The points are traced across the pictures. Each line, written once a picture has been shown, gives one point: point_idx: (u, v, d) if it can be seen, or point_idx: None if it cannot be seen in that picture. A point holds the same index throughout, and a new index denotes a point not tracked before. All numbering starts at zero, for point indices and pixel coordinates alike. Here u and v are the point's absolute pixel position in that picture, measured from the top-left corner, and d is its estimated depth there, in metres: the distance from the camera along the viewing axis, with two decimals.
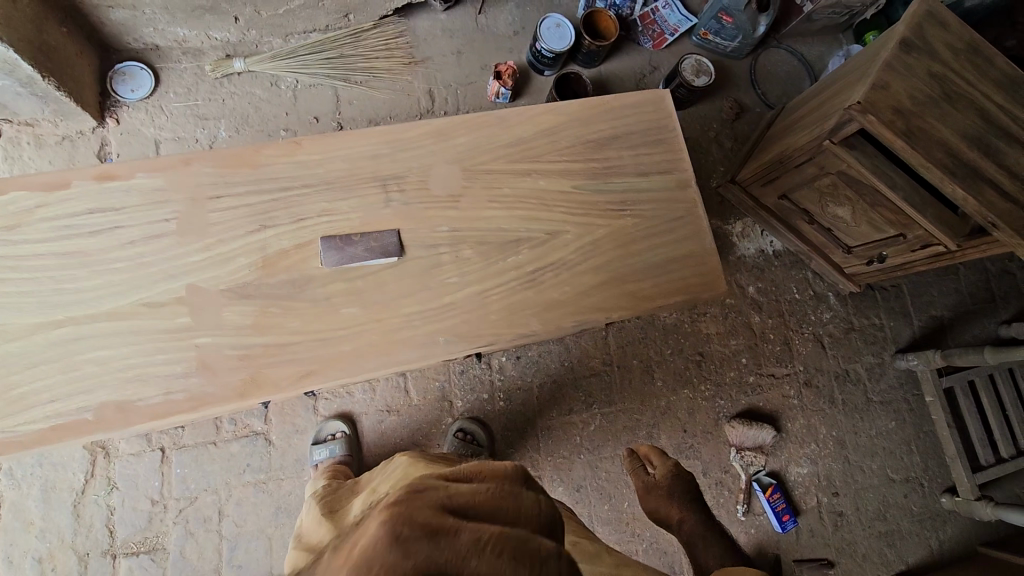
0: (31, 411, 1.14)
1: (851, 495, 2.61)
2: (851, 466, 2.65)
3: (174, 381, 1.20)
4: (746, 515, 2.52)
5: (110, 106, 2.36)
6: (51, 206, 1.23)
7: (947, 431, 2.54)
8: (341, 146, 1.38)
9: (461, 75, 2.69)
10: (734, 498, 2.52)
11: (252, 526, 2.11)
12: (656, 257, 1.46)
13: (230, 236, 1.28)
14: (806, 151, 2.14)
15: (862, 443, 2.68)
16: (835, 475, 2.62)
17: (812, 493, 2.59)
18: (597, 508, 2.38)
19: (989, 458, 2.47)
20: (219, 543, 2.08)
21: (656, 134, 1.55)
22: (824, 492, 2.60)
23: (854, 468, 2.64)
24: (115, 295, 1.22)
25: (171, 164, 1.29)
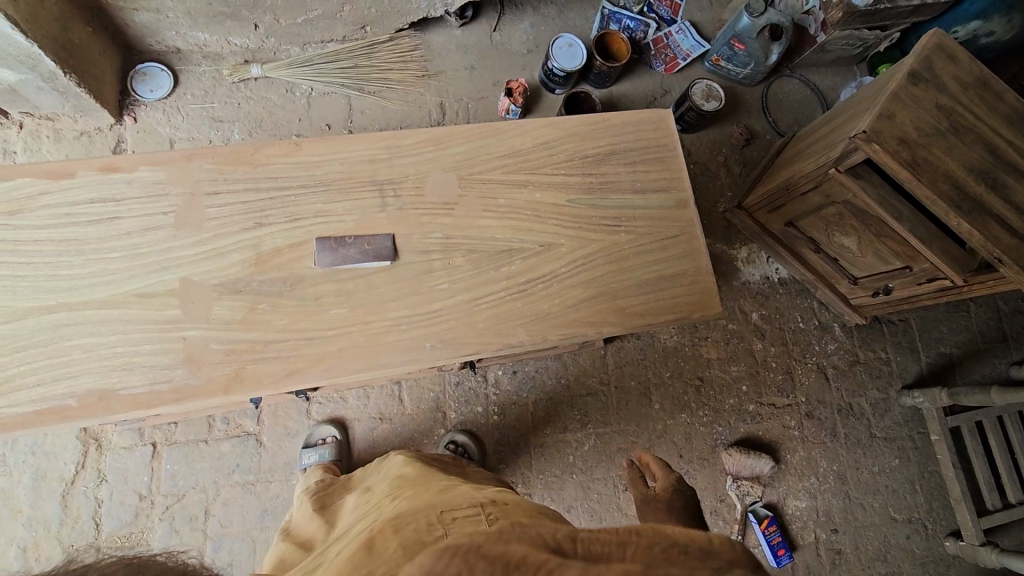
0: (16, 394, 1.15)
1: (851, 532, 2.53)
2: (852, 502, 2.57)
3: (159, 372, 1.20)
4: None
5: (129, 105, 2.43)
6: (53, 194, 1.26)
7: (953, 471, 2.46)
8: (341, 149, 1.40)
9: (473, 90, 2.73)
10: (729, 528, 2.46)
11: (237, 527, 2.10)
12: (648, 275, 1.45)
13: (225, 231, 1.30)
14: (812, 179, 2.13)
15: (864, 478, 2.60)
16: (834, 511, 2.55)
17: (810, 528, 2.52)
18: None
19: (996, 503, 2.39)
20: (203, 543, 2.07)
21: (655, 153, 1.55)
22: (822, 528, 2.52)
23: (855, 505, 2.57)
24: (108, 284, 1.23)
25: (173, 159, 1.32)
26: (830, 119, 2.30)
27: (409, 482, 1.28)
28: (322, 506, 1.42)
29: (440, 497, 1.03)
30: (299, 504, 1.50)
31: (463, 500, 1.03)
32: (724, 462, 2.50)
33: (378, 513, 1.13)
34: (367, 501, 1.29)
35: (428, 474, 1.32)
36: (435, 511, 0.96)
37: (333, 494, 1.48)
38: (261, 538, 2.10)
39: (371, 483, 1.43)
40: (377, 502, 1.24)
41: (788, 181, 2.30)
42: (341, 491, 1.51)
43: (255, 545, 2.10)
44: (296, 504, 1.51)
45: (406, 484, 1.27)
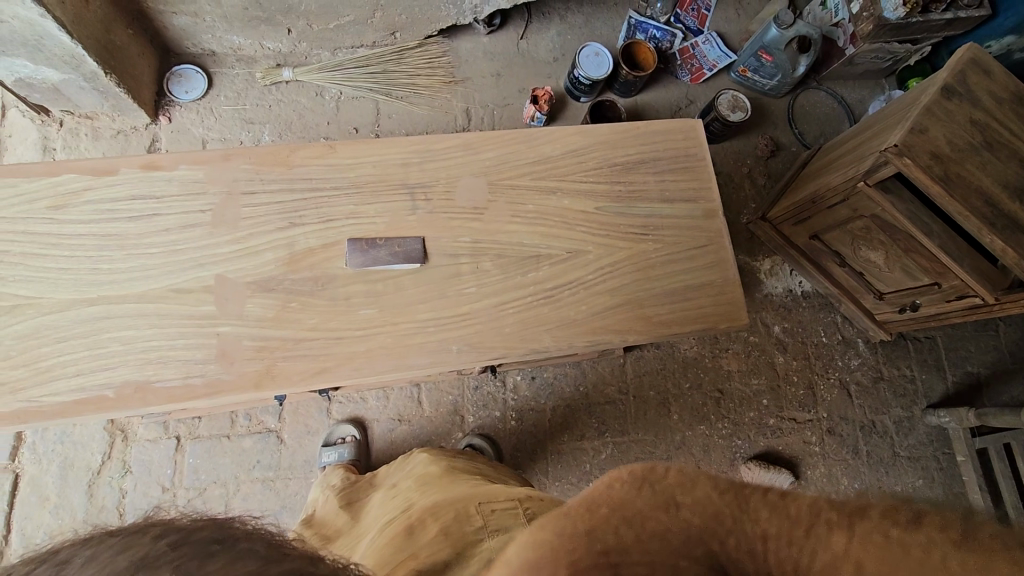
0: (56, 382, 1.18)
1: None
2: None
3: (193, 366, 1.23)
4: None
5: (164, 106, 2.49)
6: (96, 189, 1.30)
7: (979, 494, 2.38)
8: (373, 153, 1.42)
9: (498, 97, 2.75)
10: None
11: None
12: (675, 283, 1.45)
13: (260, 230, 1.33)
14: (840, 192, 2.11)
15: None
16: None
17: None
18: None
19: None
20: None
21: (683, 163, 1.55)
22: None
23: None
24: (147, 278, 1.26)
25: (211, 158, 1.35)
26: (859, 132, 2.28)
27: (437, 480, 1.28)
28: (348, 503, 1.44)
29: (479, 491, 1.14)
30: (323, 501, 1.52)
31: (502, 494, 1.13)
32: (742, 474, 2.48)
33: (408, 509, 1.14)
34: (393, 497, 1.31)
35: (456, 473, 1.32)
36: (474, 504, 1.07)
37: (357, 494, 1.49)
38: None
39: (395, 480, 1.44)
40: (405, 497, 1.25)
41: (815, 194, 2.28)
42: (366, 489, 1.52)
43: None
44: (322, 500, 1.54)
45: (434, 481, 1.27)
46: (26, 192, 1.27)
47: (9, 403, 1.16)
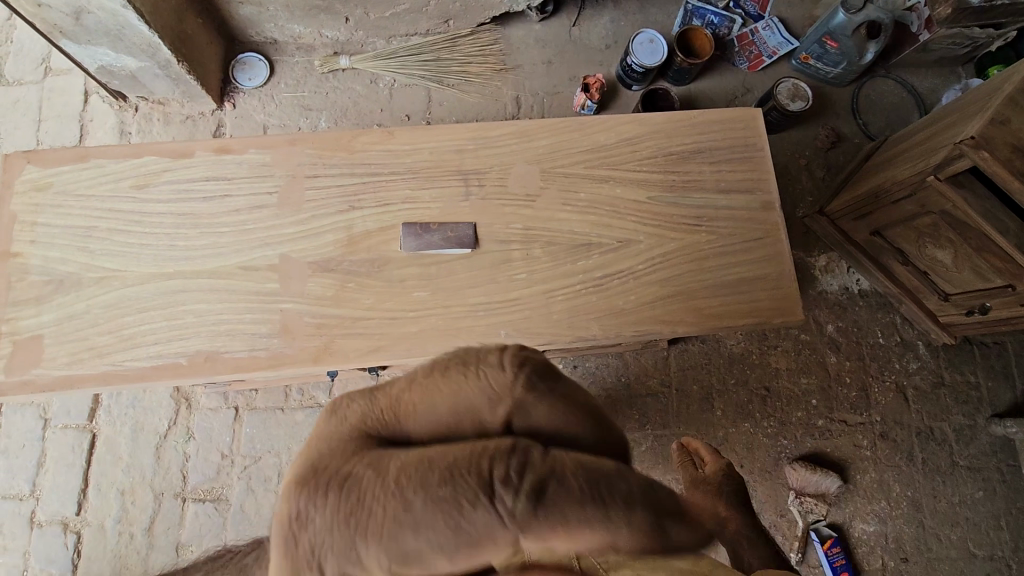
0: (137, 349, 1.28)
1: (923, 563, 2.48)
2: (927, 533, 2.50)
3: (258, 340, 1.30)
4: (802, 565, 2.43)
5: (229, 92, 2.60)
6: (173, 170, 1.38)
7: None
8: (429, 139, 1.45)
9: (549, 85, 2.74)
10: (789, 544, 2.44)
11: None
12: (728, 275, 1.43)
13: (322, 213, 1.39)
14: (908, 186, 2.03)
15: (942, 509, 2.52)
16: (906, 539, 2.49)
17: (878, 554, 2.47)
18: None
19: None
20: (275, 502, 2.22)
21: (741, 152, 1.51)
22: (892, 556, 2.48)
23: (929, 535, 2.50)
24: (219, 256, 1.34)
25: (278, 143, 1.41)
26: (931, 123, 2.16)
27: None
28: None
29: None
30: None
31: None
32: (787, 477, 2.46)
33: None
34: None
35: None
36: None
37: None
38: None
39: None
40: None
41: (880, 187, 2.20)
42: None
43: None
44: None
45: None
46: (113, 172, 1.37)
47: (97, 366, 1.26)
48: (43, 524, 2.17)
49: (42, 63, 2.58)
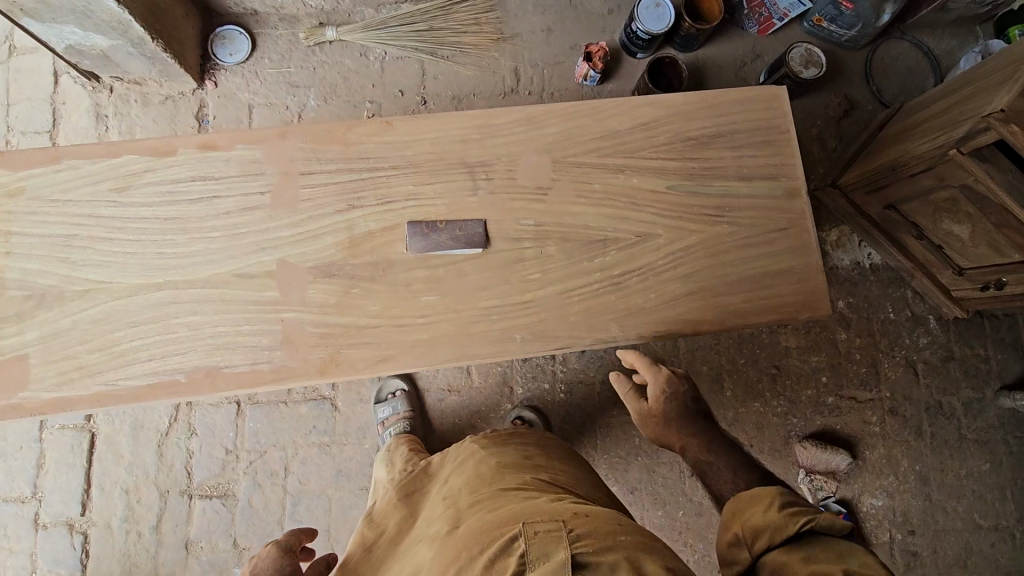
0: (131, 367, 1.20)
1: (929, 535, 2.53)
2: (932, 504, 2.55)
3: (259, 353, 1.23)
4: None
5: (210, 70, 2.43)
6: (156, 171, 1.27)
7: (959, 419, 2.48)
8: (431, 129, 1.34)
9: (549, 55, 2.58)
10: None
11: (314, 485, 2.21)
12: (750, 270, 1.36)
13: (320, 213, 1.29)
14: (927, 159, 1.95)
15: (948, 481, 2.56)
16: (913, 513, 2.53)
17: (885, 528, 2.51)
18: (649, 512, 2.34)
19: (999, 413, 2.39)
20: (284, 496, 2.19)
21: (764, 135, 1.41)
22: (899, 529, 2.52)
23: (935, 507, 2.54)
24: (211, 263, 1.25)
25: (268, 136, 1.30)
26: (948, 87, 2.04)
27: (490, 481, 1.20)
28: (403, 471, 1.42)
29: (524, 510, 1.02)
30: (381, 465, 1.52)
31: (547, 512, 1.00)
32: (798, 455, 2.48)
33: (451, 529, 1.07)
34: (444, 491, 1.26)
35: (504, 469, 1.24)
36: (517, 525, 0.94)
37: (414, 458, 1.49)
38: (337, 497, 2.22)
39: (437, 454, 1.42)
40: (454, 497, 1.19)
41: (897, 160, 2.12)
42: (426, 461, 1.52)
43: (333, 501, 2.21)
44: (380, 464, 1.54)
45: (481, 481, 1.20)
46: (90, 174, 1.26)
47: (88, 386, 1.19)
48: (47, 525, 2.13)
49: (5, 40, 2.40)
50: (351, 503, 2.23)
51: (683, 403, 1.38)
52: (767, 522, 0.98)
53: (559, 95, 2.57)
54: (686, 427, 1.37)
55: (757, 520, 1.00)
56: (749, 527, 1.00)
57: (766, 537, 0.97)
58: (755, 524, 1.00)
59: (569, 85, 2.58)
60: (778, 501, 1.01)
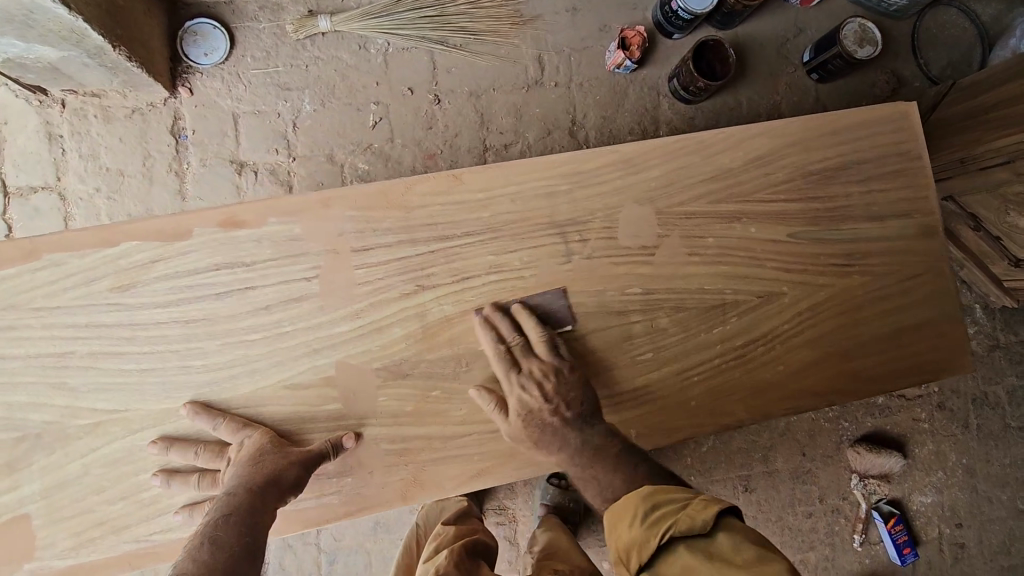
0: (167, 515, 0.97)
1: (975, 527, 2.12)
2: (978, 495, 2.13)
3: (326, 483, 1.01)
4: (862, 546, 2.06)
5: (182, 73, 1.83)
6: (168, 261, 0.99)
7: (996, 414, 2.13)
8: (509, 181, 1.08)
9: (575, 39, 1.98)
10: (851, 527, 2.04)
11: (350, 540, 1.77)
12: (887, 326, 1.16)
13: (382, 300, 1.03)
14: (1008, 153, 1.58)
15: (993, 472, 2.12)
16: (961, 506, 2.11)
17: (933, 523, 2.10)
18: None
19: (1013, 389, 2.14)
20: (317, 555, 1.75)
21: (895, 164, 1.19)
22: (946, 523, 2.10)
23: (981, 498, 2.12)
24: (255, 372, 1.00)
25: (308, 205, 1.03)
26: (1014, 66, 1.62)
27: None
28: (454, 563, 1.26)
29: None
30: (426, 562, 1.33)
31: None
32: (851, 460, 2.04)
33: None
34: None
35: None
36: None
37: (465, 546, 1.33)
38: (376, 551, 1.77)
39: None
40: None
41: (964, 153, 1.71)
42: (478, 547, 1.36)
43: (370, 557, 1.77)
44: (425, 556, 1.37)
45: None
46: (82, 270, 0.98)
47: (116, 545, 0.96)
48: None
49: None
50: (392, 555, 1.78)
51: (550, 418, 1.01)
52: (636, 541, 0.85)
53: (589, 85, 1.97)
54: (549, 451, 1.02)
55: (624, 540, 0.87)
56: (620, 550, 0.88)
57: (637, 556, 0.85)
58: (625, 546, 0.86)
59: (597, 74, 1.98)
60: (642, 511, 0.88)
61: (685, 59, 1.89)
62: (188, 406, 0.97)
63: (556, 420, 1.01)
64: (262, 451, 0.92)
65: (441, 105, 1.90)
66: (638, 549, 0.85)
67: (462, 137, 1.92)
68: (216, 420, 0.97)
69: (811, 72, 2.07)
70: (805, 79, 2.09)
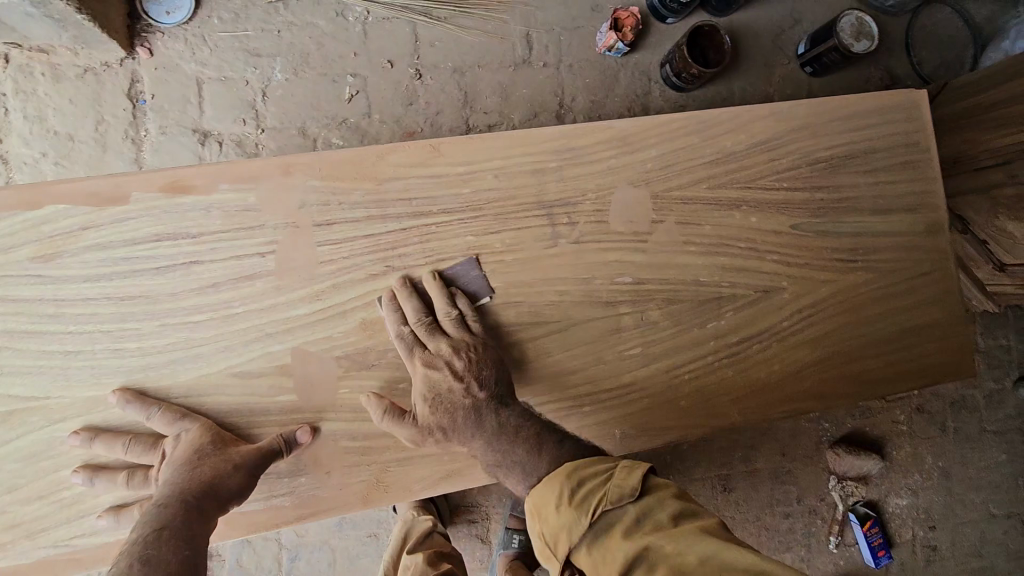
0: (91, 519, 0.86)
1: (950, 531, 2.03)
2: (953, 499, 2.04)
3: (277, 483, 0.91)
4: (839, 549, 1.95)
5: (140, 32, 1.66)
6: (100, 228, 0.87)
7: (971, 417, 2.06)
8: (492, 155, 0.98)
9: (566, 17, 1.86)
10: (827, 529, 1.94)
11: (315, 534, 1.65)
12: (889, 327, 1.09)
13: (347, 280, 0.93)
14: (1002, 153, 1.46)
15: (967, 475, 2.04)
16: (935, 509, 2.02)
17: (908, 526, 2.01)
18: None
19: (991, 392, 2.07)
20: (278, 551, 1.63)
21: (902, 155, 1.12)
22: (921, 526, 2.01)
23: (956, 502, 2.03)
24: (198, 358, 0.89)
25: (266, 172, 0.91)
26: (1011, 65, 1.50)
27: None
28: None
29: None
30: None
31: None
32: (830, 461, 1.94)
33: None
34: None
35: None
36: None
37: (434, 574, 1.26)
38: (342, 546, 1.66)
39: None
40: None
41: (959, 150, 1.59)
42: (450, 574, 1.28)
43: (335, 555, 1.66)
44: None
45: None
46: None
47: (33, 551, 0.85)
48: None
49: None
50: (359, 550, 1.67)
51: (615, 350, 0.99)
52: (562, 528, 0.77)
53: (579, 67, 1.86)
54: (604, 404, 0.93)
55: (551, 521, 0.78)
56: (546, 538, 0.79)
57: (567, 541, 0.77)
58: (553, 530, 0.78)
59: (587, 56, 1.87)
60: (567, 490, 0.79)
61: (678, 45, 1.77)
62: (118, 393, 0.85)
63: (620, 358, 0.98)
64: (206, 449, 0.82)
65: (422, 80, 1.77)
66: (565, 531, 0.77)
67: (443, 115, 1.79)
68: (151, 408, 0.85)
69: (805, 64, 1.95)
70: (798, 72, 1.97)
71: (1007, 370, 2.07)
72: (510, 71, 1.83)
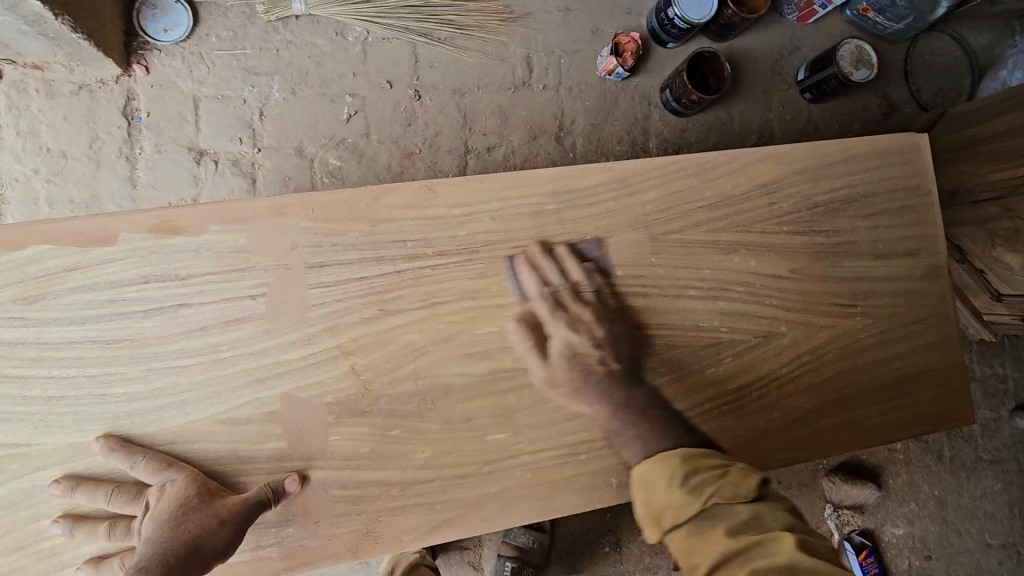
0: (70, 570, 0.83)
1: (945, 561, 2.01)
2: (948, 528, 2.03)
3: (264, 530, 0.88)
4: None
5: (137, 50, 1.64)
6: (86, 269, 0.85)
7: (966, 445, 2.04)
8: (490, 196, 0.96)
9: (566, 40, 1.85)
10: None
11: None
12: (888, 373, 1.08)
13: (339, 323, 0.91)
14: (1002, 187, 1.45)
15: (963, 504, 2.03)
16: (931, 539, 2.00)
17: (904, 556, 1.98)
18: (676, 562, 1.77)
19: (987, 422, 2.06)
20: None
21: (902, 199, 1.11)
22: (917, 556, 1.99)
23: (951, 532, 2.02)
24: (185, 403, 0.86)
25: (260, 213, 0.89)
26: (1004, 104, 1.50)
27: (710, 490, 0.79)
28: None
29: None
30: None
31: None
32: (826, 490, 1.93)
33: None
34: None
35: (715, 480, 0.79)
36: None
37: None
38: None
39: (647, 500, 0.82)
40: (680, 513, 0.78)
41: (956, 183, 1.58)
42: None
43: None
44: None
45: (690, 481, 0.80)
46: None
47: None
48: None
49: None
50: None
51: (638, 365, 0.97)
52: (672, 506, 0.77)
53: (578, 90, 1.85)
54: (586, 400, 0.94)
55: None
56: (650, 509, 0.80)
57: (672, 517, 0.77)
58: None
59: (587, 81, 1.86)
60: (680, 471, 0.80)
61: (678, 71, 1.77)
62: (102, 440, 0.83)
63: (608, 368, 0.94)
64: (191, 505, 0.80)
65: (421, 101, 1.76)
66: None
67: (442, 136, 1.77)
68: (135, 456, 0.83)
69: (805, 91, 1.94)
70: (797, 99, 1.97)
71: (1003, 399, 2.06)
72: (510, 93, 1.82)
